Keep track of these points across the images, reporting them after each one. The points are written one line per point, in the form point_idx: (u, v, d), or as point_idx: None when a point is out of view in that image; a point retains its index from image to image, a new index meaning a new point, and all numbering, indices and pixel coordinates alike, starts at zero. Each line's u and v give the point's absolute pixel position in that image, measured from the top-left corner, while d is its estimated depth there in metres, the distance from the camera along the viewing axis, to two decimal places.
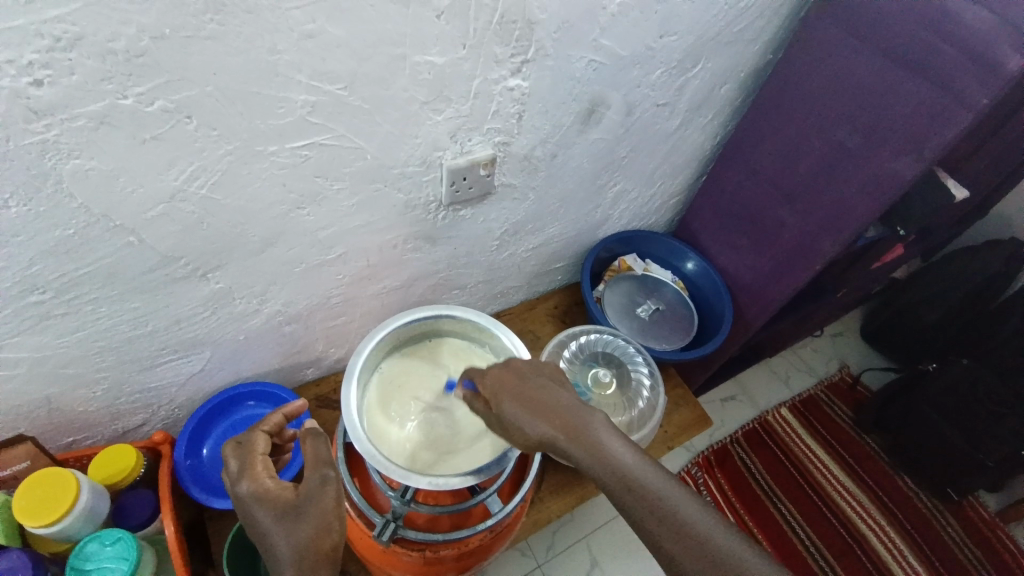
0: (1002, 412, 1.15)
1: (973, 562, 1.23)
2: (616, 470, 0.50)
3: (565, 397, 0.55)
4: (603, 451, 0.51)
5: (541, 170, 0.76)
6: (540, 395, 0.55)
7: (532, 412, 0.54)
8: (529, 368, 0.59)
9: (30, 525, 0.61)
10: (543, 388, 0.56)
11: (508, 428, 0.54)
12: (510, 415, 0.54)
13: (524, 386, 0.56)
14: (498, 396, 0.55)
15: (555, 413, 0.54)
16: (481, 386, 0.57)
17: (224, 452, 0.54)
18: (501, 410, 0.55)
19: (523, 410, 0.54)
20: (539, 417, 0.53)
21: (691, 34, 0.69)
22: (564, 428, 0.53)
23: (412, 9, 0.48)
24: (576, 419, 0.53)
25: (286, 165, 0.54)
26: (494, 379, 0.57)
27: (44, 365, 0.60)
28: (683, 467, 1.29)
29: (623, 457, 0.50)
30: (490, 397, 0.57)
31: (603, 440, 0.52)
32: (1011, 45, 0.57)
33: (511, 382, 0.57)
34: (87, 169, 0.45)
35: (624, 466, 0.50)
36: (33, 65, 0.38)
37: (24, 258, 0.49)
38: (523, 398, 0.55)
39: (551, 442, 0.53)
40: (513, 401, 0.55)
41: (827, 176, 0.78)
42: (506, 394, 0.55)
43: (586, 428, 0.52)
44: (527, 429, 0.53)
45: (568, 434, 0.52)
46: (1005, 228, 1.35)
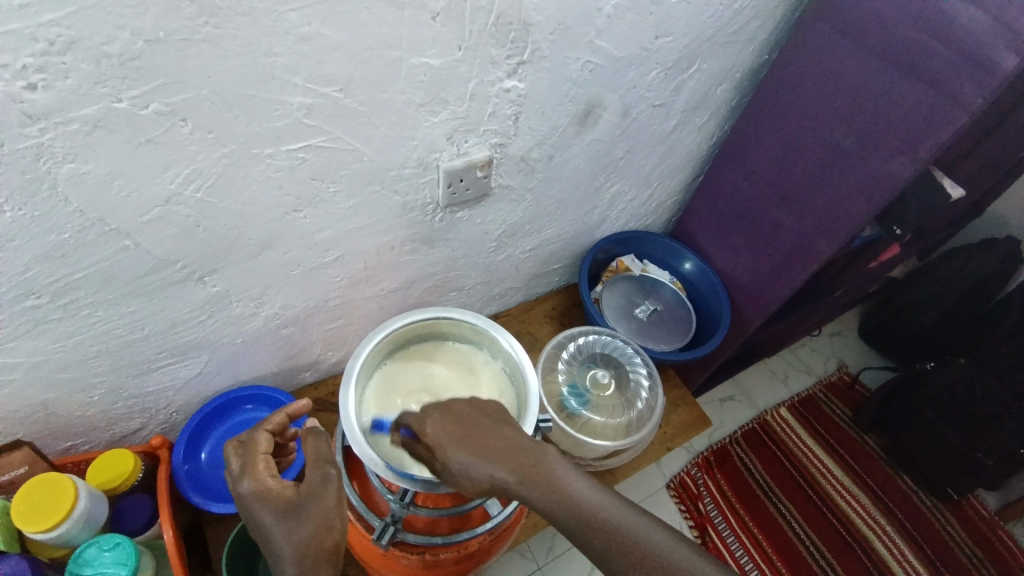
0: (998, 413, 1.15)
1: (972, 561, 1.24)
2: (578, 507, 0.48)
3: (516, 436, 0.52)
4: (563, 492, 0.49)
5: (538, 172, 0.76)
6: (490, 439, 0.51)
7: (485, 460, 0.50)
8: (473, 407, 0.54)
9: (29, 530, 0.61)
10: (493, 431, 0.52)
11: (458, 478, 0.50)
12: (460, 464, 0.50)
13: (471, 431, 0.52)
14: (442, 445, 0.51)
15: (509, 455, 0.50)
16: (425, 435, 0.52)
17: (226, 451, 0.54)
18: (449, 459, 0.50)
19: (474, 459, 0.50)
20: (492, 462, 0.50)
21: (687, 35, 0.69)
22: (520, 474, 0.49)
23: (407, 11, 0.48)
24: (529, 462, 0.50)
25: (282, 167, 0.54)
26: (438, 426, 0.52)
27: (40, 370, 0.60)
28: (683, 468, 1.29)
29: (583, 495, 0.49)
30: (436, 447, 0.51)
31: (562, 481, 0.49)
32: (1006, 46, 0.57)
33: (456, 427, 0.52)
34: (83, 173, 0.45)
35: (585, 501, 0.49)
36: (28, 69, 0.38)
37: (20, 262, 0.48)
38: (474, 443, 0.51)
39: (505, 489, 0.49)
40: (463, 448, 0.50)
41: (823, 177, 0.78)
42: (452, 441, 0.51)
43: (543, 468, 0.50)
44: (479, 479, 0.49)
45: (523, 477, 0.49)
46: (1001, 227, 1.35)
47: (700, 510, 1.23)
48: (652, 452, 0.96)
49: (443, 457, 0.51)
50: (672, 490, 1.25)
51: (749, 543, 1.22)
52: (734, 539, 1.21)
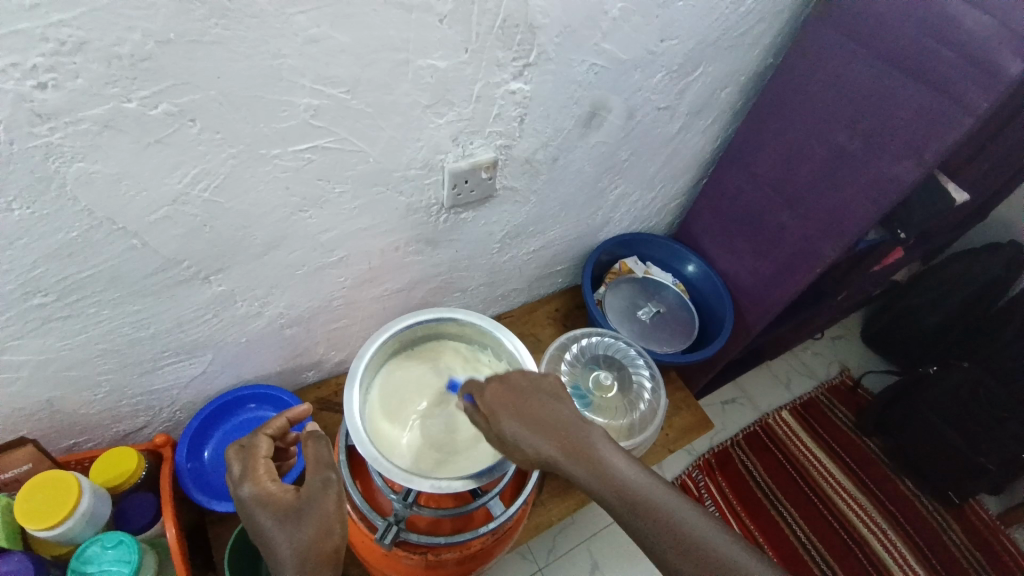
0: (1002, 415, 1.15)
1: (974, 566, 1.24)
2: (620, 485, 0.50)
3: (565, 411, 0.55)
4: (606, 469, 0.51)
5: (542, 174, 0.76)
6: (540, 412, 0.55)
7: (533, 431, 0.53)
8: (527, 381, 0.58)
9: (32, 528, 0.61)
10: (543, 405, 0.55)
11: (509, 446, 0.54)
12: (509, 433, 0.54)
13: (524, 402, 0.55)
14: (494, 414, 0.55)
15: (555, 430, 0.53)
16: (480, 403, 0.56)
17: (228, 455, 0.54)
18: (500, 426, 0.54)
19: (523, 428, 0.54)
20: (540, 435, 0.53)
21: (692, 38, 0.69)
22: (564, 447, 0.52)
23: (415, 14, 0.48)
24: (576, 437, 0.53)
25: (289, 168, 0.54)
26: (492, 396, 0.56)
27: (46, 368, 0.60)
28: (683, 471, 1.29)
29: (625, 475, 0.51)
30: (489, 415, 0.55)
31: (605, 458, 0.52)
32: (1012, 50, 0.56)
33: (509, 399, 0.56)
34: (91, 173, 0.45)
35: (626, 480, 0.50)
36: (38, 69, 0.38)
37: (28, 261, 0.49)
38: (524, 415, 0.54)
39: (549, 461, 0.52)
40: (514, 419, 0.54)
41: (827, 180, 0.78)
42: (506, 410, 0.55)
43: (587, 445, 0.52)
44: (527, 448, 0.53)
45: (569, 452, 0.52)
46: (1005, 231, 1.35)
47: None
48: (654, 455, 0.96)
49: (495, 425, 0.54)
50: None
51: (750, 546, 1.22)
52: None
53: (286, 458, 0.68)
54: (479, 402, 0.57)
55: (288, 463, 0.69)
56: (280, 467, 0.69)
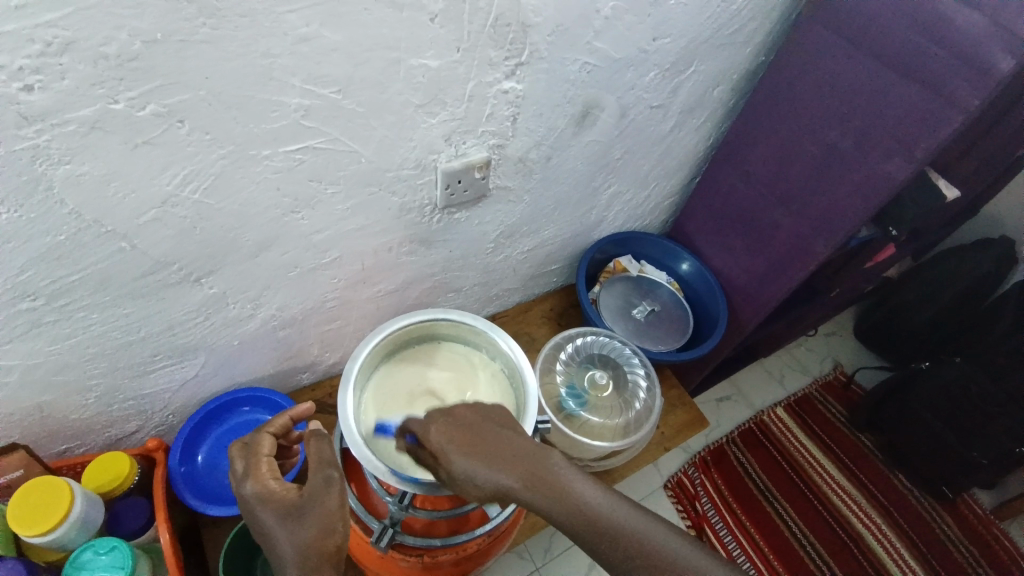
0: (997, 412, 1.16)
1: (968, 560, 1.25)
2: (582, 511, 0.50)
3: (521, 443, 0.53)
4: (566, 495, 0.50)
5: (536, 173, 0.76)
6: (494, 446, 0.52)
7: (487, 466, 0.50)
8: (476, 414, 0.55)
9: (24, 534, 0.60)
10: (495, 436, 0.53)
11: (461, 485, 0.51)
12: (463, 472, 0.50)
13: (473, 439, 0.52)
14: (444, 453, 0.51)
15: (512, 462, 0.51)
16: (426, 442, 0.52)
17: (231, 452, 0.55)
18: (451, 467, 0.51)
19: (476, 465, 0.51)
20: (497, 469, 0.51)
21: (685, 36, 0.69)
22: (521, 478, 0.50)
23: (406, 13, 0.48)
24: (532, 467, 0.51)
25: (280, 169, 0.54)
26: (441, 432, 0.52)
27: (36, 373, 0.60)
28: (680, 469, 1.28)
29: (586, 498, 0.50)
30: (438, 454, 0.52)
31: (565, 484, 0.50)
32: (1003, 47, 0.57)
33: (458, 435, 0.52)
34: (80, 175, 0.45)
35: (587, 504, 0.50)
36: (24, 71, 0.37)
37: (16, 264, 0.48)
38: (478, 451, 0.51)
39: (510, 496, 0.50)
40: (466, 456, 0.51)
41: (819, 178, 0.79)
42: (454, 447, 0.51)
43: (545, 474, 0.51)
44: (484, 485, 0.50)
45: (528, 484, 0.50)
46: (995, 227, 1.36)
47: (697, 510, 1.23)
48: (650, 453, 0.96)
49: (446, 465, 0.51)
50: (670, 490, 1.24)
51: (746, 543, 1.22)
52: (731, 538, 1.22)
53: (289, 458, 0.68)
54: (427, 440, 0.53)
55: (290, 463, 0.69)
56: (283, 466, 0.68)
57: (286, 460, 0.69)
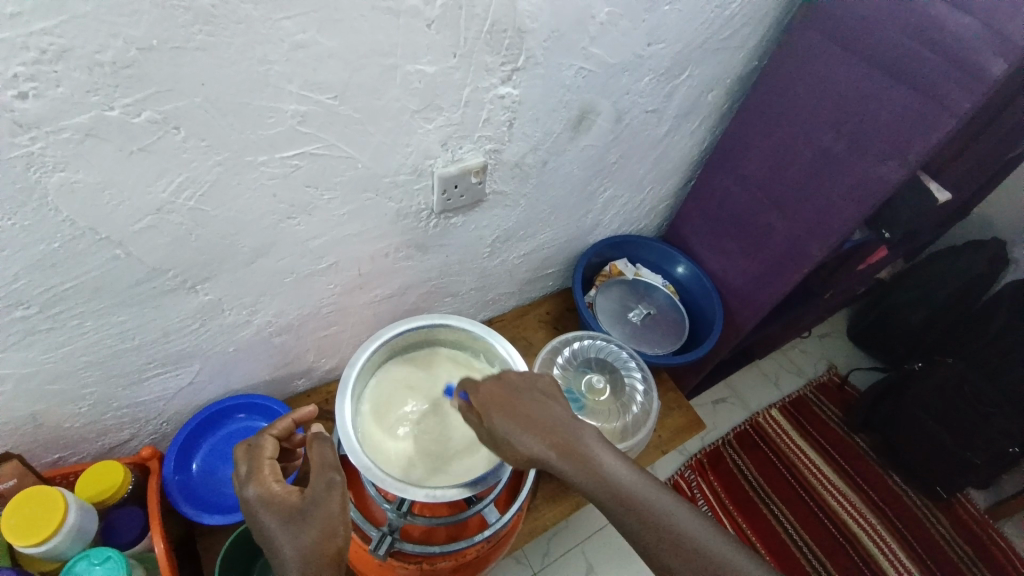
0: (990, 411, 1.18)
1: (964, 560, 1.26)
2: (610, 484, 0.50)
3: (561, 413, 0.55)
4: (597, 467, 0.51)
5: (532, 177, 0.76)
6: (534, 411, 0.54)
7: (526, 428, 0.52)
8: (521, 380, 0.58)
9: (19, 545, 0.60)
10: (537, 405, 0.55)
11: (498, 443, 0.53)
12: (501, 430, 0.52)
13: (517, 402, 0.55)
14: (488, 412, 0.54)
15: (550, 430, 0.53)
16: (472, 400, 0.55)
17: (236, 455, 0.54)
18: (492, 424, 0.53)
19: (514, 426, 0.53)
20: (533, 433, 0.52)
21: (678, 42, 0.70)
22: (556, 446, 0.52)
23: (403, 19, 0.48)
24: (567, 437, 0.53)
25: (276, 175, 0.54)
26: (486, 394, 0.55)
27: (29, 382, 0.59)
28: (676, 471, 1.29)
29: (617, 473, 0.51)
30: (480, 412, 0.55)
31: (597, 457, 0.52)
32: (995, 50, 0.58)
33: (500, 398, 0.55)
34: (74, 182, 0.44)
35: (616, 478, 0.51)
36: (19, 78, 0.37)
37: (9, 272, 0.48)
38: (517, 413, 0.54)
39: (545, 461, 0.52)
40: (505, 416, 0.53)
41: (813, 182, 0.79)
42: (497, 408, 0.54)
43: (580, 445, 0.52)
44: (519, 446, 0.52)
45: (562, 452, 0.52)
46: (986, 229, 1.38)
47: None
48: (648, 456, 0.96)
49: (487, 422, 0.53)
50: None
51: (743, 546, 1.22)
52: None
53: (292, 459, 0.67)
54: (472, 399, 0.56)
55: (294, 465, 0.68)
56: (286, 468, 0.67)
57: (289, 460, 0.68)
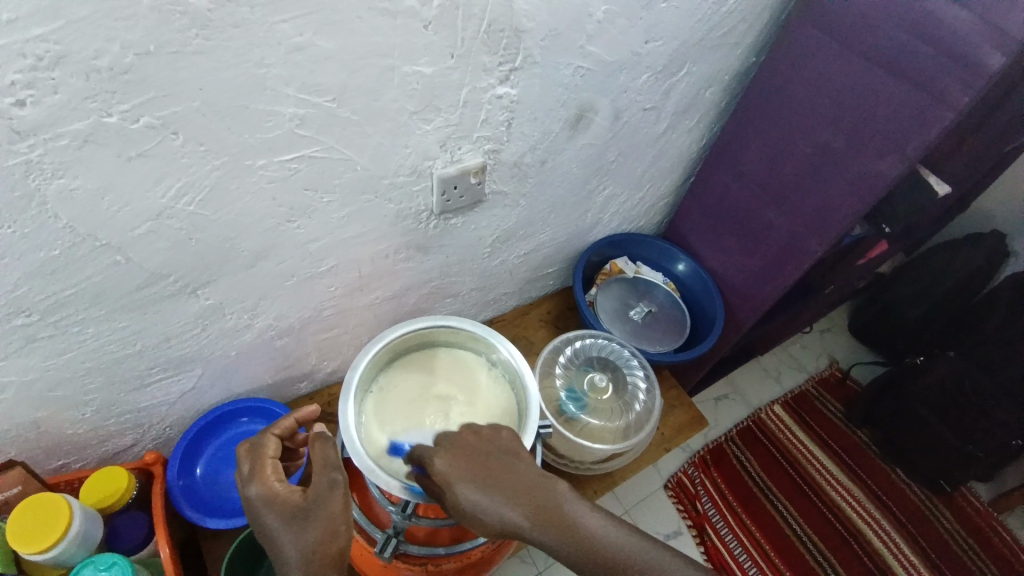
0: (990, 405, 1.18)
1: (968, 553, 1.26)
2: (589, 544, 0.50)
3: (532, 475, 0.53)
4: (574, 527, 0.50)
5: (531, 177, 0.76)
6: (501, 477, 0.52)
7: (496, 497, 0.51)
8: (482, 442, 0.55)
9: (24, 552, 0.60)
10: (503, 467, 0.53)
11: (466, 516, 0.50)
12: (470, 503, 0.50)
13: (486, 468, 0.52)
14: (456, 485, 0.51)
15: (521, 493, 0.51)
16: (432, 473, 0.52)
17: (238, 453, 0.54)
18: (458, 498, 0.50)
19: (483, 497, 0.50)
20: (503, 501, 0.50)
21: (676, 39, 0.70)
22: (529, 511, 0.50)
23: (400, 21, 0.48)
24: (539, 499, 0.51)
25: (275, 178, 0.54)
26: (447, 464, 0.52)
27: (32, 389, 0.59)
28: (679, 468, 1.29)
29: (594, 530, 0.51)
30: (444, 486, 0.51)
31: (574, 516, 0.51)
32: (992, 45, 0.58)
33: (465, 466, 0.52)
34: (73, 189, 0.44)
35: (594, 536, 0.50)
36: (16, 85, 0.37)
37: (10, 279, 0.47)
38: (484, 481, 0.51)
39: (518, 531, 0.50)
40: (472, 486, 0.51)
41: (811, 177, 0.79)
42: (466, 477, 0.51)
43: (553, 506, 0.51)
44: (491, 518, 0.50)
45: (536, 518, 0.50)
46: (985, 221, 1.38)
47: (697, 509, 1.24)
48: (651, 454, 0.96)
49: (452, 496, 0.51)
50: (669, 490, 1.26)
51: (747, 542, 1.23)
52: (733, 538, 1.22)
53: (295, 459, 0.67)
54: (433, 471, 0.53)
55: (295, 465, 0.68)
56: (288, 468, 0.67)
57: (290, 459, 0.67)
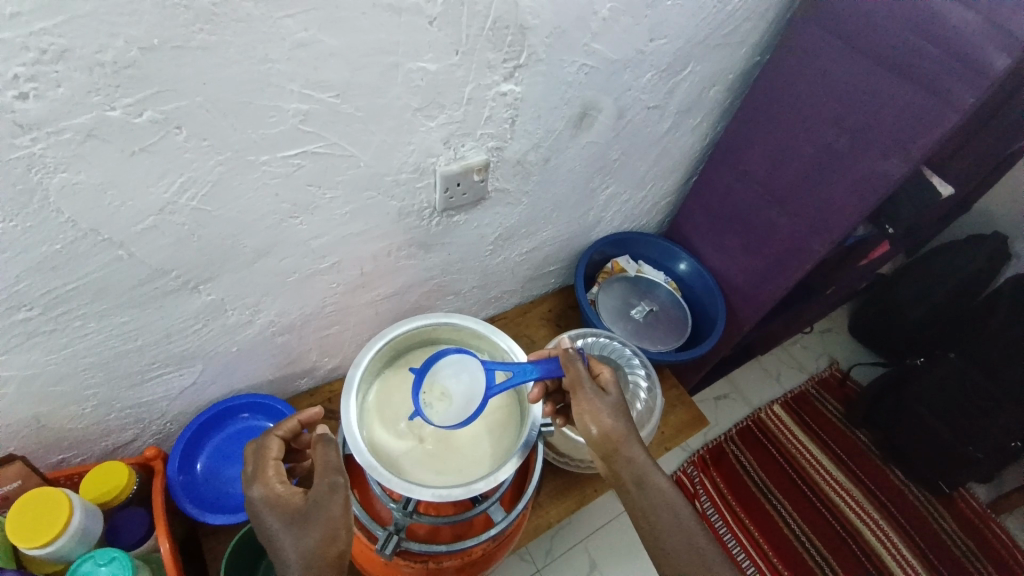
0: (989, 406, 1.18)
1: (966, 554, 1.26)
2: (655, 495, 0.56)
3: (639, 455, 0.57)
4: (651, 477, 0.56)
5: (534, 175, 0.76)
6: (619, 409, 0.60)
7: (609, 417, 0.59)
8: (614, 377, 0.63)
9: (24, 547, 0.60)
10: (623, 404, 0.60)
11: (581, 411, 0.59)
12: (588, 405, 0.59)
13: (609, 414, 0.59)
14: (583, 410, 0.59)
15: (625, 431, 0.59)
16: (573, 365, 0.61)
17: (244, 454, 0.55)
18: (583, 397, 0.60)
19: (601, 410, 0.59)
20: (612, 425, 0.58)
21: (680, 38, 0.70)
22: (623, 445, 0.58)
23: (405, 17, 0.47)
24: (635, 442, 0.58)
25: (278, 174, 0.53)
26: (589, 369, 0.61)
27: (33, 383, 0.59)
28: (678, 467, 1.30)
29: (664, 488, 0.56)
30: (577, 381, 0.60)
31: (653, 471, 0.57)
32: (997, 46, 0.57)
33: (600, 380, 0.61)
34: (75, 184, 0.44)
35: (661, 493, 0.56)
36: (19, 79, 0.37)
37: (11, 274, 0.47)
38: (607, 401, 0.60)
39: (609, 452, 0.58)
40: (596, 398, 0.59)
41: (815, 178, 0.79)
42: (590, 410, 0.59)
43: (642, 455, 0.58)
44: (597, 426, 0.58)
45: (626, 453, 0.58)
46: (987, 223, 1.37)
47: (696, 508, 1.24)
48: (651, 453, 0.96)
49: (580, 391, 0.60)
50: None
51: (745, 541, 1.23)
52: (731, 538, 1.23)
53: (301, 460, 0.63)
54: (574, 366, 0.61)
55: (301, 466, 0.64)
56: (293, 469, 0.63)
57: (295, 461, 0.64)
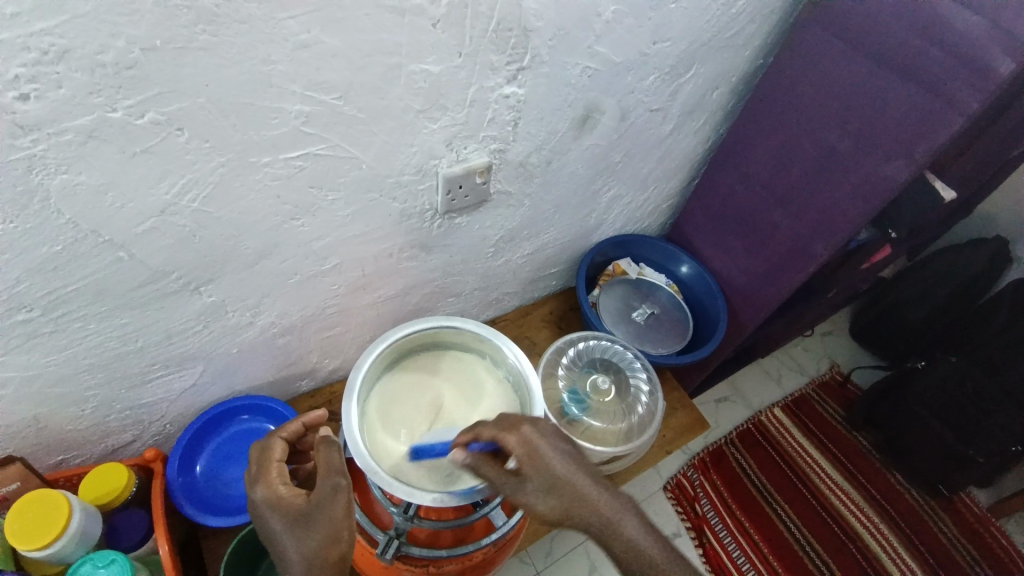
0: (988, 408, 1.17)
1: (964, 555, 1.26)
2: (625, 547, 0.54)
3: (594, 518, 0.55)
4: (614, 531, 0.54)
5: (537, 177, 0.75)
6: (553, 478, 0.55)
7: (546, 495, 0.54)
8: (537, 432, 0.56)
9: (24, 548, 0.59)
10: (553, 470, 0.55)
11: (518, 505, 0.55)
12: (522, 498, 0.55)
13: (545, 493, 0.54)
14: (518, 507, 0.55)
15: (567, 496, 0.55)
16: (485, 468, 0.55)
17: (249, 455, 0.55)
18: (510, 494, 0.55)
19: (535, 496, 0.54)
20: (551, 502, 0.54)
21: (684, 40, 0.69)
22: (573, 512, 0.55)
23: (408, 18, 0.47)
24: (584, 505, 0.55)
25: (280, 176, 0.53)
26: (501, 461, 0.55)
27: (33, 384, 0.59)
28: (679, 470, 1.30)
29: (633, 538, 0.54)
30: (497, 480, 0.55)
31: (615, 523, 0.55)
32: (1001, 49, 0.57)
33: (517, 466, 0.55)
34: (76, 185, 0.44)
35: (630, 544, 0.54)
36: (20, 80, 0.37)
37: (11, 276, 0.47)
38: (536, 479, 0.54)
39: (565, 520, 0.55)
40: (524, 486, 0.54)
41: (818, 181, 0.79)
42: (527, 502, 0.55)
43: (593, 512, 0.55)
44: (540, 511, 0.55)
45: (579, 517, 0.55)
46: (989, 226, 1.37)
47: (696, 511, 1.24)
48: (652, 456, 0.96)
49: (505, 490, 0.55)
50: (669, 492, 1.26)
51: (744, 543, 1.23)
52: (730, 539, 1.23)
53: (303, 462, 0.63)
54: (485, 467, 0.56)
55: (302, 468, 0.63)
56: (294, 471, 0.63)
57: (298, 463, 0.64)
